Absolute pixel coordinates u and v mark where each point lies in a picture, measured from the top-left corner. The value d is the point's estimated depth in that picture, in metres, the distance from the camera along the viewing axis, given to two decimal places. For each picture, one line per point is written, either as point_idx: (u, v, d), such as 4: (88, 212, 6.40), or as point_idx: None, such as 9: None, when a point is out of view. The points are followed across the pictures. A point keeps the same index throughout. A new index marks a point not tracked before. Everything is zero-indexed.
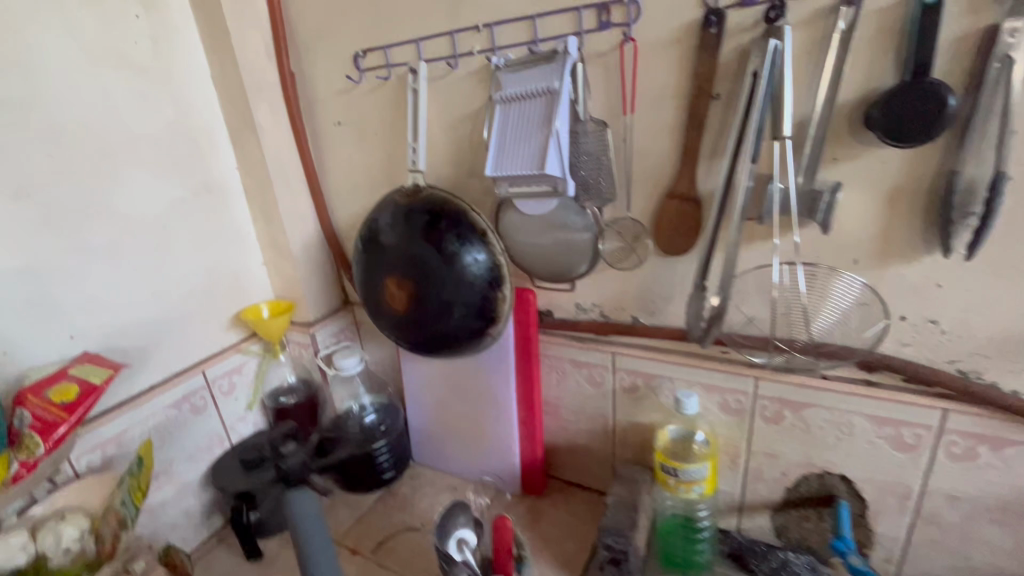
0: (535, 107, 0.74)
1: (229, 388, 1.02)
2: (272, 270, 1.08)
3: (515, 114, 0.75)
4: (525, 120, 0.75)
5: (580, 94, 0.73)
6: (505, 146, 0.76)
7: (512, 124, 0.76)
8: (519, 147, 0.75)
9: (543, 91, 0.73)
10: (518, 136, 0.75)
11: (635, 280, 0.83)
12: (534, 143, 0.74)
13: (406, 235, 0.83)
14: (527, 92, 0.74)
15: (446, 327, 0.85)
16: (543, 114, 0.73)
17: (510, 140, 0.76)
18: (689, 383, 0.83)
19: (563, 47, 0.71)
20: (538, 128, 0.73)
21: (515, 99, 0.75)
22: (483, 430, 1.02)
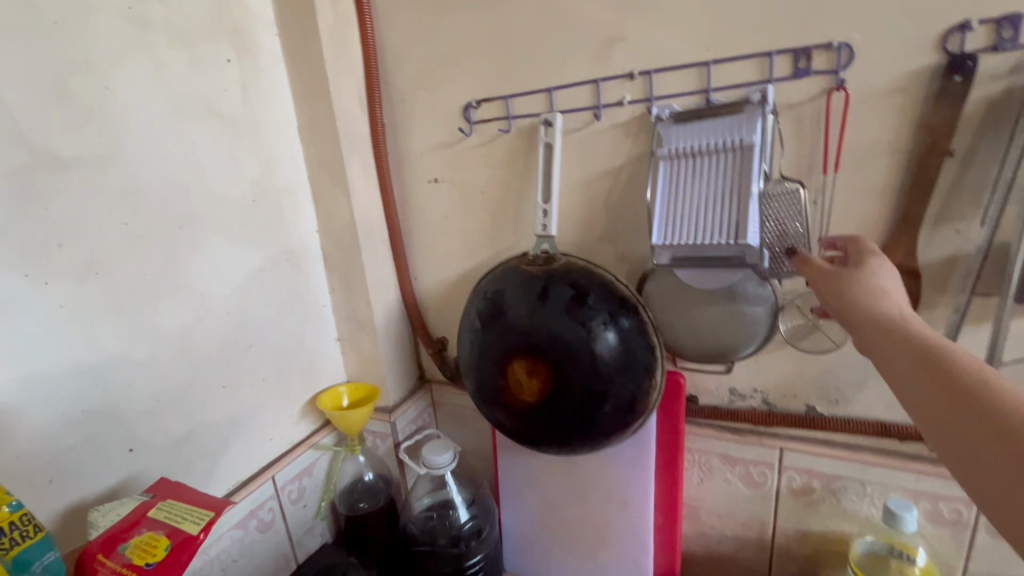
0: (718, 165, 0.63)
1: (299, 494, 0.84)
2: (347, 346, 0.93)
3: (688, 172, 0.65)
4: (702, 180, 0.64)
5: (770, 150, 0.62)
6: (675, 209, 0.66)
7: (684, 184, 0.65)
8: (695, 210, 0.65)
9: (728, 147, 0.62)
10: (693, 199, 0.65)
11: (814, 363, 0.70)
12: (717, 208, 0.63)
13: (543, 312, 0.70)
14: (706, 148, 0.63)
15: (589, 423, 0.70)
16: (729, 174, 0.63)
17: (683, 203, 0.65)
18: (888, 487, 0.69)
19: (760, 96, 0.61)
20: (723, 191, 0.63)
21: (687, 156, 0.65)
22: (606, 539, 0.84)
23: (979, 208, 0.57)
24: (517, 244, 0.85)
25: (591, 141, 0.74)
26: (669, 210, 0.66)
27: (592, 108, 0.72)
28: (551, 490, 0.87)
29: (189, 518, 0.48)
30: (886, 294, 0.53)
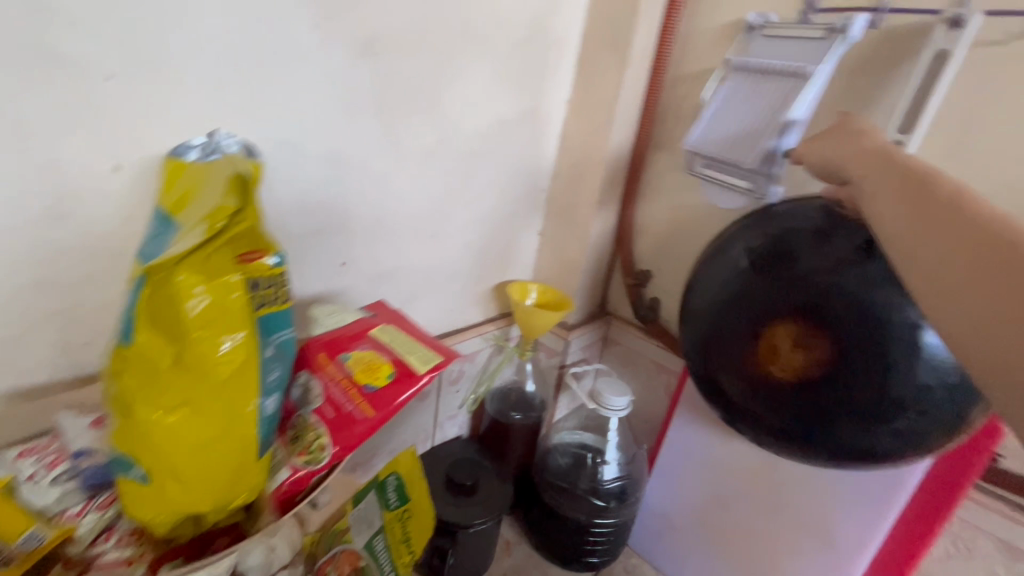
0: (778, 88, 0.58)
1: (457, 377, 0.78)
2: (546, 244, 0.82)
3: (773, 76, 0.59)
4: (785, 97, 0.57)
5: (808, 92, 0.55)
6: (721, 120, 0.62)
7: (748, 95, 0.61)
8: (734, 119, 0.61)
9: (793, 72, 0.57)
10: (735, 113, 0.61)
11: None
12: (763, 115, 0.58)
13: (858, 273, 0.51)
14: (773, 68, 0.59)
15: (862, 433, 0.53)
16: (771, 99, 0.58)
17: (729, 114, 0.62)
18: None
19: (840, 24, 0.55)
20: (764, 117, 0.58)
21: (756, 72, 0.61)
22: (780, 566, 0.70)
23: None
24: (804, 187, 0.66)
25: (1008, 66, 0.51)
26: (722, 112, 0.62)
27: None
28: (729, 485, 0.73)
29: (413, 352, 0.41)
30: (864, 134, 0.50)
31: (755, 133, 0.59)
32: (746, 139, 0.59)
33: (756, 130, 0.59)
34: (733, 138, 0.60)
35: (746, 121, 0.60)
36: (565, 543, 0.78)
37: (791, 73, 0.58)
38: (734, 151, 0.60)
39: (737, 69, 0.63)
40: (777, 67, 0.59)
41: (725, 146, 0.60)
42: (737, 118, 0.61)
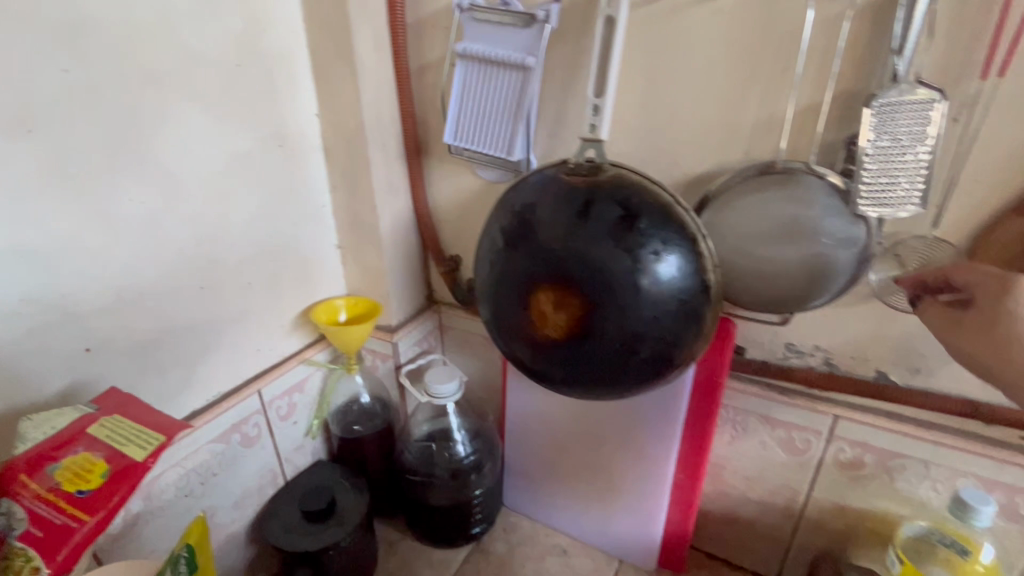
0: (509, 79, 0.67)
1: (288, 411, 0.77)
2: (348, 256, 0.82)
3: (498, 66, 0.67)
4: (520, 90, 0.67)
5: (536, 86, 0.66)
6: (471, 109, 0.71)
7: (487, 83, 0.69)
8: (485, 107, 0.70)
9: (518, 65, 0.66)
10: (484, 110, 0.70)
11: (900, 324, 0.58)
12: (506, 111, 0.69)
13: (581, 232, 0.57)
14: (498, 58, 0.66)
15: (622, 368, 0.60)
16: (511, 91, 0.68)
17: (479, 103, 0.70)
18: (953, 474, 0.60)
19: (542, 14, 0.62)
20: (509, 108, 0.68)
21: (481, 59, 0.67)
22: (619, 489, 0.79)
23: None
24: (553, 153, 0.71)
25: (664, 21, 0.57)
26: (471, 99, 0.71)
27: None
28: (562, 432, 0.81)
29: (133, 441, 0.40)
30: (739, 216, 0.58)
31: (508, 127, 0.69)
32: (503, 132, 0.70)
33: (507, 123, 0.69)
34: (491, 129, 0.70)
35: (494, 111, 0.69)
36: (437, 527, 0.83)
37: (515, 66, 0.66)
38: (492, 141, 0.71)
39: (463, 54, 0.68)
40: (501, 56, 0.66)
41: (480, 134, 0.71)
42: (487, 107, 0.70)
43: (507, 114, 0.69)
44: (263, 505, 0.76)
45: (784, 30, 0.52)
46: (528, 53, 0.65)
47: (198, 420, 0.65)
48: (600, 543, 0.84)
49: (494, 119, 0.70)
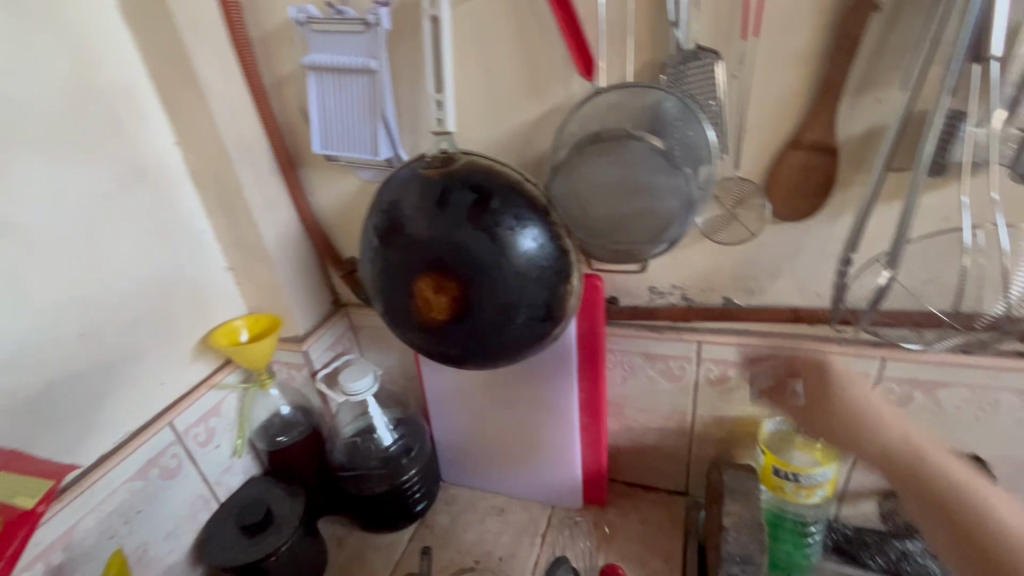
0: (361, 83, 0.69)
1: (206, 437, 0.79)
2: (240, 276, 0.83)
3: (347, 72, 0.69)
4: (372, 93, 0.69)
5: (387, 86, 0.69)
6: (332, 118, 0.73)
7: (341, 91, 0.71)
8: (344, 113, 0.72)
9: (363, 69, 0.68)
10: (342, 116, 0.72)
11: (731, 254, 0.68)
12: (363, 115, 0.71)
13: (442, 220, 0.62)
14: (344, 65, 0.68)
15: (505, 336, 0.66)
16: (364, 95, 0.70)
17: (337, 111, 0.72)
18: (795, 371, 0.71)
19: (373, 18, 0.65)
20: (366, 111, 0.70)
21: (329, 69, 0.69)
22: (536, 444, 0.87)
23: (902, 71, 0.52)
24: (417, 148, 0.75)
25: (484, 14, 0.62)
26: (329, 108, 0.72)
27: None
28: (478, 401, 0.88)
29: (23, 491, 0.44)
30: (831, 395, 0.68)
31: (370, 131, 0.71)
32: (365, 136, 0.72)
33: (367, 127, 0.71)
34: (354, 135, 0.72)
35: (354, 116, 0.71)
36: (378, 514, 0.88)
37: (361, 71, 0.68)
38: (358, 147, 0.73)
39: (312, 66, 0.70)
40: (348, 62, 0.68)
41: (345, 141, 0.73)
42: (346, 113, 0.72)
43: (365, 118, 0.71)
44: (199, 531, 0.79)
45: (585, 13, 0.59)
46: (372, 56, 0.67)
47: (109, 462, 0.66)
48: (532, 495, 0.92)
49: (355, 125, 0.72)
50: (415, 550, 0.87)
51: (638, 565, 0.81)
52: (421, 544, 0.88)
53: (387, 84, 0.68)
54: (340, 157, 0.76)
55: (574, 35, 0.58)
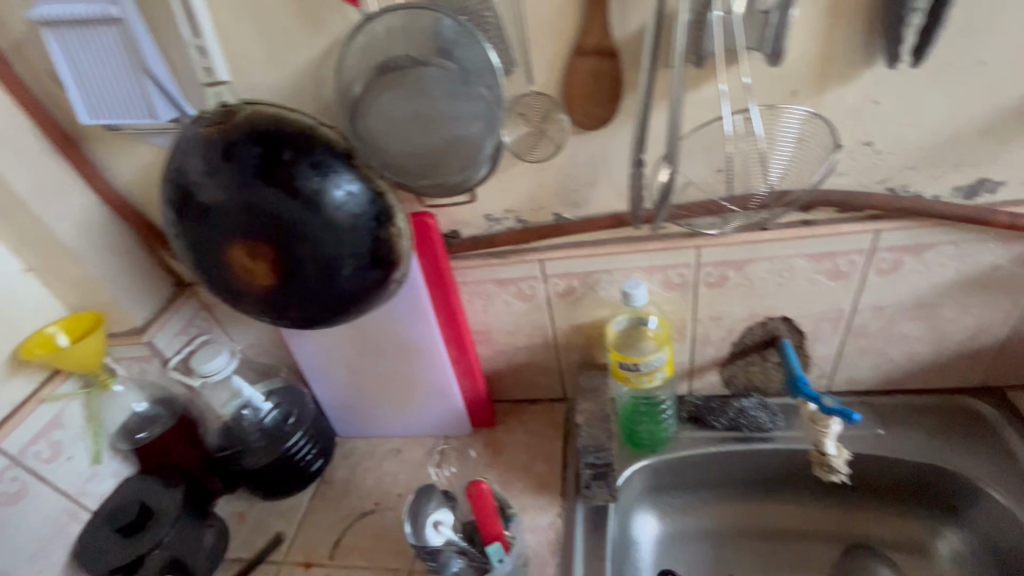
0: (110, 35, 0.60)
1: (52, 452, 0.74)
2: (46, 275, 0.75)
3: (89, 25, 0.59)
4: (128, 47, 0.60)
5: (145, 35, 0.60)
6: (90, 82, 0.63)
7: (89, 47, 0.61)
8: (104, 75, 0.62)
9: (107, 18, 0.59)
10: (101, 76, 0.63)
11: (551, 170, 0.68)
12: (126, 73, 0.62)
13: (233, 181, 0.58)
14: (82, 16, 0.59)
15: (337, 289, 0.65)
16: (120, 50, 0.61)
17: (94, 74, 0.62)
18: (629, 271, 0.76)
19: None
20: (128, 69, 0.62)
21: (67, 23, 0.59)
22: (415, 384, 0.88)
23: None
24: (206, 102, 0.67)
25: None
26: (84, 70, 0.62)
27: None
28: (349, 357, 0.87)
29: None
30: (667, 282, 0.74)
31: (139, 91, 0.62)
32: (137, 98, 0.63)
33: (135, 88, 0.63)
34: (124, 99, 0.64)
35: (116, 77, 0.62)
36: (273, 483, 0.88)
37: (105, 21, 0.59)
38: (133, 113, 0.64)
39: (44, 22, 0.59)
40: (85, 12, 0.58)
41: (116, 107, 0.64)
42: (105, 74, 0.62)
43: (129, 77, 0.62)
44: (72, 544, 0.76)
45: None
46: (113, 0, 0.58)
47: None
48: (425, 431, 0.95)
49: (121, 86, 0.63)
50: (318, 507, 0.89)
51: (524, 471, 0.87)
52: (321, 500, 0.90)
53: (142, 34, 0.60)
54: (119, 127, 0.67)
55: None
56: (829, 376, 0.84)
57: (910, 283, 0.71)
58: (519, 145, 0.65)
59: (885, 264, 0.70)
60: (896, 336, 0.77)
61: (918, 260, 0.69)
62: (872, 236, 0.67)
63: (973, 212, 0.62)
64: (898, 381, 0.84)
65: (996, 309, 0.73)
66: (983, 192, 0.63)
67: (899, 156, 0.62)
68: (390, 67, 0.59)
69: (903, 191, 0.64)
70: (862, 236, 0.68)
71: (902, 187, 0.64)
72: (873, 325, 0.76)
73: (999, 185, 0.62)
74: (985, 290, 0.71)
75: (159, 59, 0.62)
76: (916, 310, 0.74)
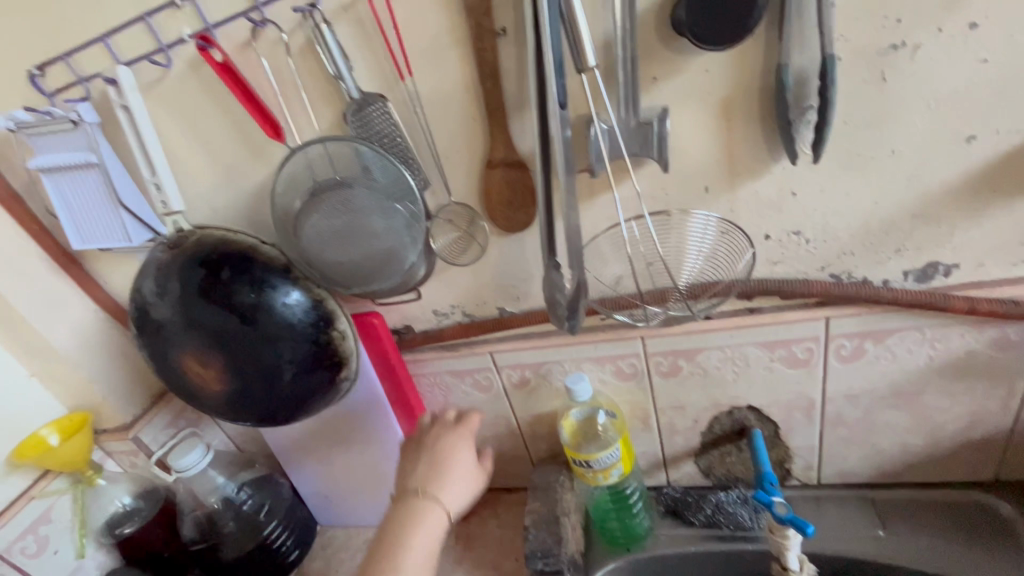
0: (90, 176, 0.69)
1: (38, 546, 0.80)
2: (46, 379, 0.83)
3: (75, 169, 0.69)
4: (106, 184, 0.69)
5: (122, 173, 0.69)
6: (78, 216, 0.72)
7: (75, 187, 0.70)
8: (89, 209, 0.71)
9: (87, 164, 0.68)
10: (86, 207, 0.71)
11: (486, 268, 0.70)
12: (105, 205, 0.71)
13: (181, 301, 0.64)
14: (68, 164, 0.68)
15: (284, 392, 0.68)
16: (101, 188, 0.70)
17: (81, 208, 0.72)
18: (578, 362, 0.74)
19: (75, 117, 0.64)
20: (107, 203, 0.70)
21: (57, 170, 0.69)
22: (383, 476, 0.88)
23: None
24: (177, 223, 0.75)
25: (182, 92, 0.63)
26: (71, 206, 0.72)
27: (157, 51, 0.60)
28: (320, 448, 0.89)
29: None
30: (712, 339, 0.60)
31: (118, 220, 0.71)
32: (116, 226, 0.72)
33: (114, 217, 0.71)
34: (107, 229, 0.72)
35: (97, 209, 0.71)
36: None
37: (87, 165, 0.68)
38: (112, 238, 0.72)
39: (39, 169, 0.69)
40: (71, 160, 0.68)
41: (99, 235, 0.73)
42: (89, 208, 0.71)
43: (106, 208, 0.71)
44: None
45: (263, 80, 0.60)
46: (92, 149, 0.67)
47: None
48: None
49: (102, 217, 0.71)
50: None
51: (492, 570, 0.84)
52: None
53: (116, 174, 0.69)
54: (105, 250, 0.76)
55: (249, 99, 0.59)
56: (817, 468, 0.76)
57: (881, 370, 0.65)
58: (449, 255, 0.68)
59: (845, 350, 0.65)
60: (882, 426, 0.70)
61: (881, 346, 0.64)
62: (824, 323, 0.63)
63: (926, 298, 0.58)
64: (899, 474, 0.75)
65: (989, 396, 0.65)
66: (935, 276, 0.59)
67: (833, 243, 0.59)
68: (319, 189, 0.64)
69: (849, 277, 0.61)
70: (814, 323, 0.64)
71: (846, 272, 0.61)
72: (852, 414, 0.70)
73: (952, 267, 0.58)
74: (970, 377, 0.64)
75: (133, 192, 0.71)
76: (895, 398, 0.67)
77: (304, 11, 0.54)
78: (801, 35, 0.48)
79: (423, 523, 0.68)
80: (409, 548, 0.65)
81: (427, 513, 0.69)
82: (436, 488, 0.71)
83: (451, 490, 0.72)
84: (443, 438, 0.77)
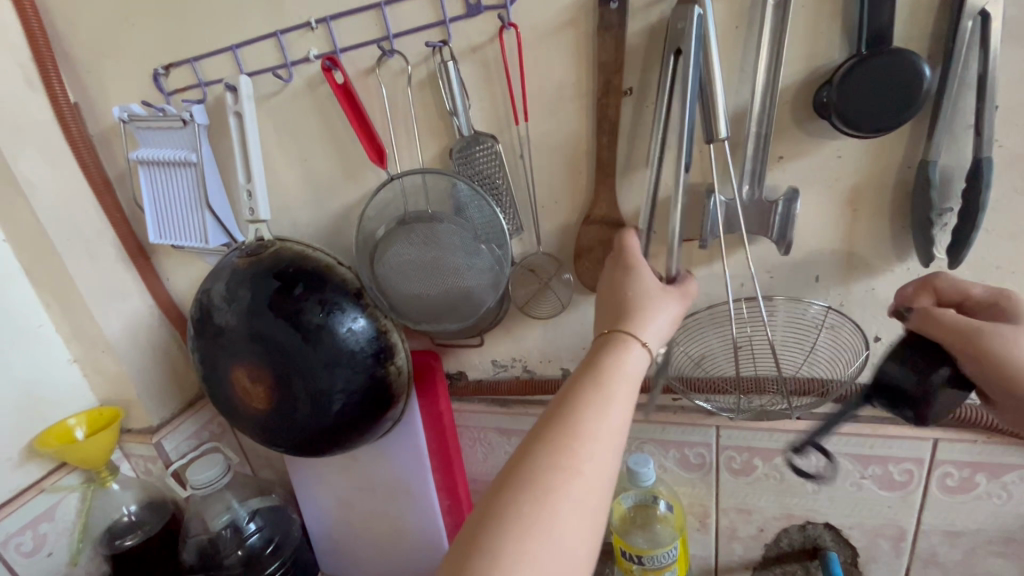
0: (185, 175, 0.70)
1: (34, 544, 0.75)
2: (87, 367, 0.81)
3: (173, 166, 0.70)
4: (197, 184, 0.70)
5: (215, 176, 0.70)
6: (163, 210, 0.73)
7: (167, 183, 0.71)
8: (175, 205, 0.72)
9: (185, 162, 0.69)
10: (171, 204, 0.72)
11: (560, 325, 0.66)
12: (191, 203, 0.71)
13: (247, 311, 0.62)
14: (166, 159, 0.70)
15: (328, 422, 0.65)
16: (192, 186, 0.70)
17: (167, 203, 0.72)
18: (641, 441, 0.68)
19: (187, 116, 0.66)
20: (193, 202, 0.71)
21: (155, 163, 0.70)
22: (403, 531, 0.81)
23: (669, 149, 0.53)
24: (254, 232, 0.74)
25: (292, 107, 0.64)
26: (160, 200, 0.73)
27: (280, 66, 0.62)
28: (342, 488, 0.83)
29: None
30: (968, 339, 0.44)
31: (199, 219, 0.71)
32: (197, 225, 0.72)
33: (197, 217, 0.71)
34: (187, 227, 0.72)
35: (183, 207, 0.72)
36: None
37: (184, 164, 0.69)
38: (190, 236, 0.72)
39: (139, 160, 0.71)
40: (171, 156, 0.69)
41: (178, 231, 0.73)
42: (175, 204, 0.72)
43: (191, 207, 0.71)
44: None
45: (376, 107, 0.61)
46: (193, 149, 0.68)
47: None
48: None
49: (185, 215, 0.72)
50: None
51: None
52: None
53: (210, 175, 0.70)
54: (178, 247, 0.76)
55: (361, 124, 0.59)
56: None
57: (990, 508, 0.58)
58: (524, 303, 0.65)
59: (950, 480, 0.58)
60: (981, 573, 0.61)
61: (993, 481, 0.57)
62: (931, 445, 0.57)
63: None
64: None
65: None
66: None
67: None
68: (408, 217, 0.62)
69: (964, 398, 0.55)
70: (919, 443, 0.57)
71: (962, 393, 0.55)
72: (947, 554, 0.62)
73: None
74: None
75: (221, 195, 0.71)
76: (1002, 544, 0.59)
77: (436, 47, 0.55)
78: (952, 134, 0.46)
79: (618, 360, 0.44)
80: (608, 412, 0.41)
81: (623, 356, 0.44)
82: (630, 319, 0.46)
83: (654, 324, 0.46)
84: (615, 273, 0.51)
